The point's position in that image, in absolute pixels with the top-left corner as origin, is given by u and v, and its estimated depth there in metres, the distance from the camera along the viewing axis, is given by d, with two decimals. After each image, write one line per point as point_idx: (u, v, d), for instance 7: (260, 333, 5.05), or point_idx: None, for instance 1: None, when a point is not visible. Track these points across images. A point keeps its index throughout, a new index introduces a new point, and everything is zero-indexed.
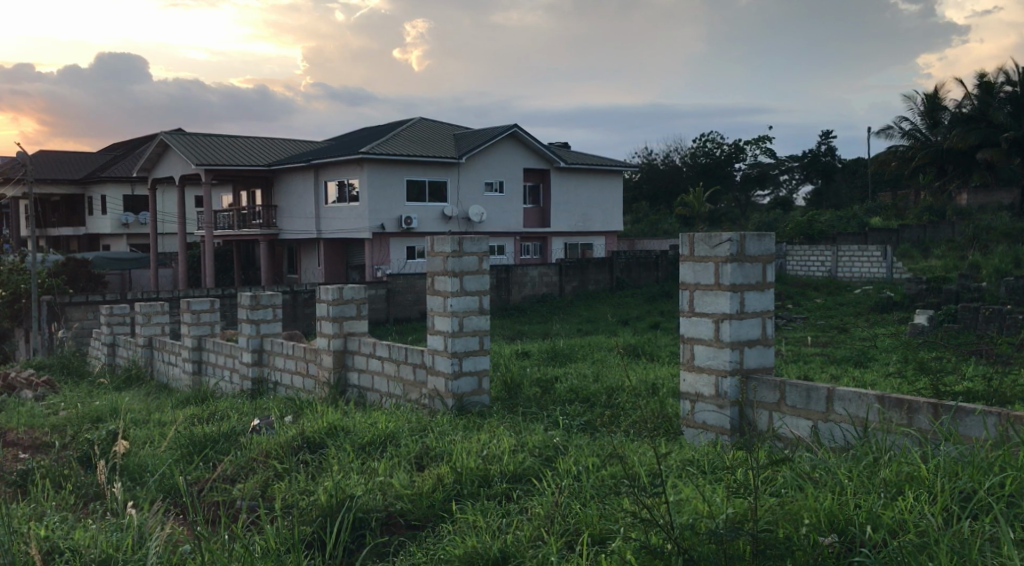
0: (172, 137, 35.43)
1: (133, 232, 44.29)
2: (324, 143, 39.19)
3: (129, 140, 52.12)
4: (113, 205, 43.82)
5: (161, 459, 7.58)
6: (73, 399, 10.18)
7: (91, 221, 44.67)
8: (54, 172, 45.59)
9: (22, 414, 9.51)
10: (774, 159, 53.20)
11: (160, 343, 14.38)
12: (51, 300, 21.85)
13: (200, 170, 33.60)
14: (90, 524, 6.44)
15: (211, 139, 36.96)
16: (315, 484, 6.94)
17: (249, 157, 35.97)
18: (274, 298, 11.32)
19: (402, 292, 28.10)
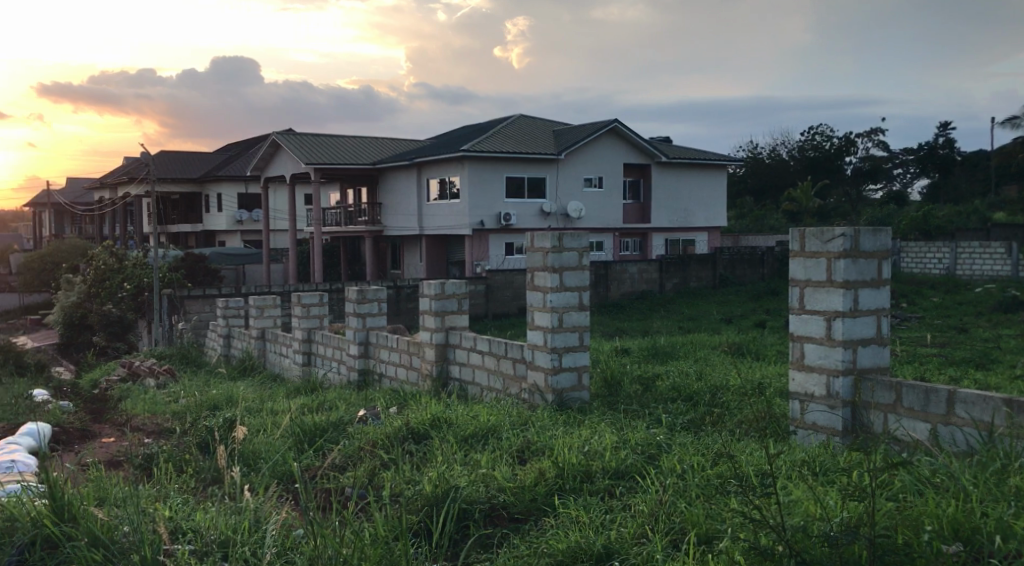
0: (284, 137, 36.72)
1: (247, 228, 46.20)
2: (426, 142, 39.91)
3: (243, 141, 54.29)
4: (229, 203, 45.89)
5: (275, 446, 7.84)
6: (191, 386, 10.63)
7: (208, 218, 46.80)
8: (174, 171, 47.96)
9: (144, 401, 9.98)
10: (887, 151, 51.06)
11: (273, 335, 14.88)
12: (171, 294, 22.92)
13: (310, 169, 34.75)
14: (210, 506, 6.84)
15: (320, 138, 38.16)
16: (419, 474, 7.13)
17: (354, 155, 36.95)
18: (380, 292, 11.55)
19: (501, 287, 28.38)
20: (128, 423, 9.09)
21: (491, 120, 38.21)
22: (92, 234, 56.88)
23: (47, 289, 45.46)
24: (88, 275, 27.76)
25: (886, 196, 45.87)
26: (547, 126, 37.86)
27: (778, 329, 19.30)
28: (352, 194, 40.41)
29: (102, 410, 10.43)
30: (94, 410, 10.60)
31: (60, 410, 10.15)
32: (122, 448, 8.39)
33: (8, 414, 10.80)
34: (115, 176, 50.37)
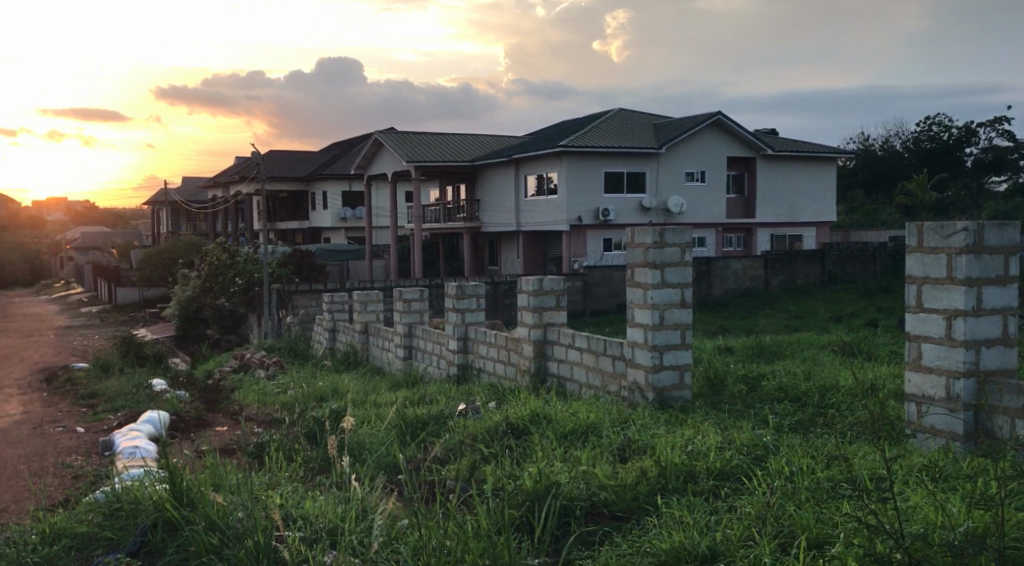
0: (386, 136, 37.57)
1: (351, 226, 47.55)
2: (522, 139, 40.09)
3: (347, 141, 55.86)
4: (333, 201, 47.33)
5: (379, 438, 8.02)
6: (299, 377, 11.00)
7: (314, 215, 48.38)
8: (282, 171, 49.78)
9: (255, 392, 10.38)
10: (1013, 141, 48.27)
11: (375, 330, 15.16)
12: (280, 289, 23.78)
13: (411, 166, 35.50)
14: (318, 496, 7.06)
15: (420, 137, 38.89)
16: (520, 469, 7.15)
17: (454, 153, 37.54)
18: (478, 288, 11.66)
19: (599, 283, 28.28)
20: (241, 412, 9.46)
21: (590, 115, 38.06)
22: (205, 230, 59.50)
23: (165, 284, 47.88)
24: (202, 270, 29.12)
25: (1010, 188, 43.38)
26: (647, 120, 37.44)
27: (892, 328, 18.54)
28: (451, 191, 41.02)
29: (216, 400, 10.92)
30: (209, 400, 11.10)
31: (178, 399, 10.70)
32: (236, 437, 8.76)
33: (133, 401, 11.43)
34: (227, 175, 52.61)
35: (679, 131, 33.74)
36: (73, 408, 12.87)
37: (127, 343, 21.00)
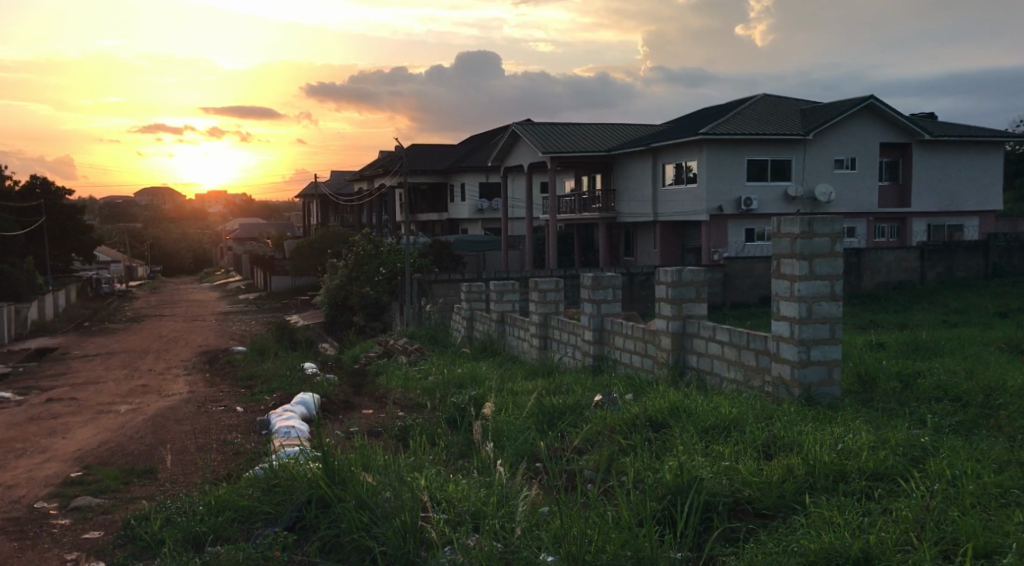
0: (523, 128, 38.02)
1: (487, 216, 48.69)
2: (659, 128, 39.58)
3: (484, 134, 56.92)
4: (472, 192, 48.65)
5: (519, 426, 8.13)
6: (439, 363, 11.33)
7: (452, 207, 49.74)
8: (422, 163, 51.43)
9: (398, 377, 10.78)
10: None
11: (512, 319, 15.31)
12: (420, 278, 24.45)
13: (547, 157, 35.99)
14: (461, 480, 7.26)
15: (557, 127, 39.17)
16: (660, 462, 7.08)
17: (591, 143, 37.72)
18: (614, 278, 11.61)
19: (740, 275, 27.66)
20: (385, 398, 9.82)
21: (732, 102, 37.06)
22: (349, 222, 62.09)
23: (314, 273, 50.35)
24: (348, 260, 30.45)
25: None
26: (793, 106, 36.09)
27: None
28: (587, 180, 41.22)
29: (362, 384, 11.41)
30: (355, 384, 11.60)
31: (326, 382, 11.26)
32: (383, 421, 9.13)
33: (286, 384, 12.12)
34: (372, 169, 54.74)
35: (827, 116, 32.33)
36: (234, 388, 13.79)
37: (282, 328, 22.23)
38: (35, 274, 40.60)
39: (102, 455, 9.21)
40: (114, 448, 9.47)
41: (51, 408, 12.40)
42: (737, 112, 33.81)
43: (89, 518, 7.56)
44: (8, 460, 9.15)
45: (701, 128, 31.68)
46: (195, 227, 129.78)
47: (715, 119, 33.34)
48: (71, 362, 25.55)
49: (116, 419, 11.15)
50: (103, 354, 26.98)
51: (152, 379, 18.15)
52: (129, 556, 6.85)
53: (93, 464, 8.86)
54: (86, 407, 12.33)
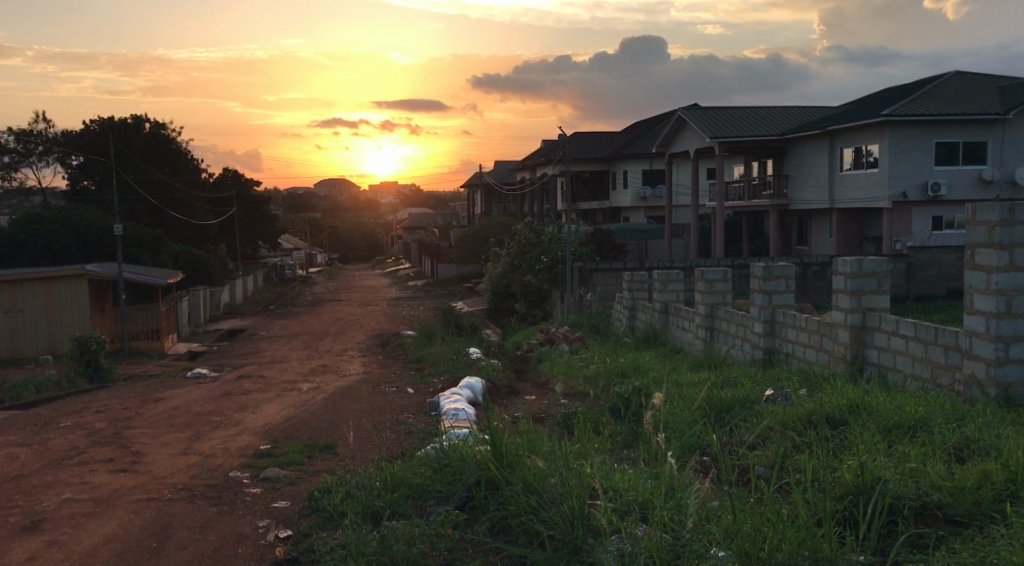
0: (690, 112, 37.29)
1: (651, 204, 48.43)
2: (834, 111, 37.71)
3: (648, 120, 56.22)
4: (635, 179, 48.52)
5: (686, 419, 8.02)
6: (602, 352, 11.33)
7: (615, 194, 49.75)
8: (585, 151, 51.62)
9: (562, 365, 10.89)
10: None
11: (676, 309, 15.03)
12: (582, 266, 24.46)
13: (715, 143, 35.17)
14: (627, 470, 7.24)
15: (726, 111, 38.12)
16: (839, 461, 6.76)
17: (762, 127, 36.53)
18: (786, 268, 11.17)
19: (926, 266, 26.06)
20: (550, 386, 9.96)
21: (919, 81, 34.68)
22: (512, 210, 62.90)
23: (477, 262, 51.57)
24: (511, 248, 31.06)
25: None
26: (990, 82, 33.29)
27: None
28: (757, 165, 39.78)
29: (527, 372, 11.61)
30: (518, 371, 11.84)
31: (491, 368, 11.57)
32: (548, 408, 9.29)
33: (453, 367, 12.57)
34: (536, 157, 54.99)
35: None
36: (404, 370, 14.43)
37: (449, 315, 22.98)
38: (227, 260, 44.12)
39: (287, 429, 9.89)
40: (297, 423, 10.14)
41: (243, 384, 13.45)
42: (921, 92, 31.62)
43: (278, 488, 8.16)
44: (207, 431, 9.99)
45: (885, 109, 29.93)
46: (368, 217, 136.13)
47: (901, 99, 31.36)
48: (258, 342, 27.59)
49: (299, 396, 11.93)
50: (287, 335, 28.95)
51: (330, 360, 19.32)
52: (315, 526, 7.35)
53: (279, 438, 9.51)
54: (274, 384, 13.27)
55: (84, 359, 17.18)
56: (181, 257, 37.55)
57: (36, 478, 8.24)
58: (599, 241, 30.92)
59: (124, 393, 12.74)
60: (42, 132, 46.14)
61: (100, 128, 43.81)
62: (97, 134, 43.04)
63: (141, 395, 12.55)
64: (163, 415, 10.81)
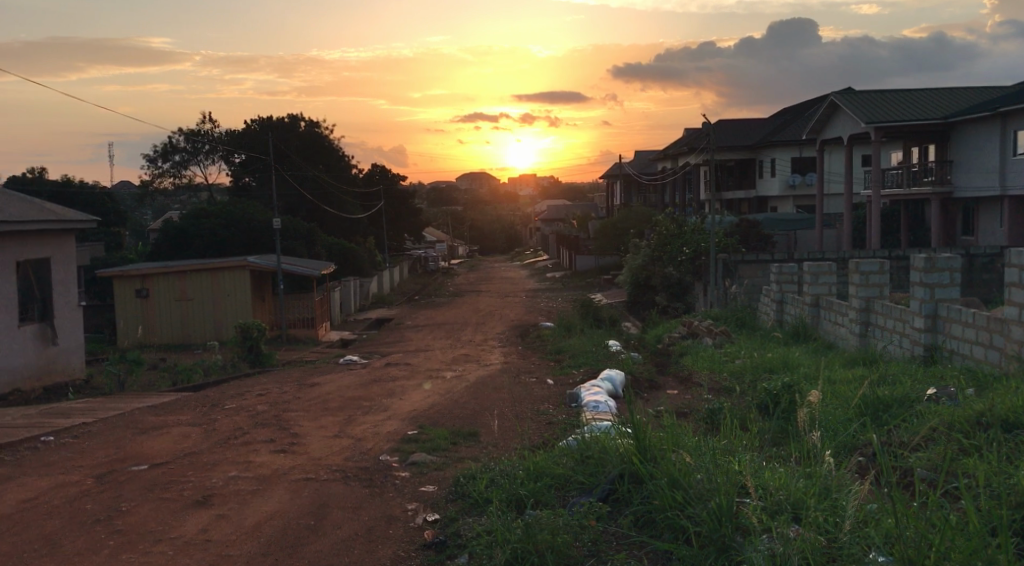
0: (843, 97, 35.26)
1: (799, 193, 46.67)
2: (1006, 91, 34.97)
3: (795, 106, 54.00)
4: (781, 167, 46.91)
5: (841, 418, 7.70)
6: (747, 346, 11.06)
7: (761, 183, 48.34)
8: (731, 139, 50.32)
9: (705, 359, 10.72)
10: None
11: (827, 303, 14.46)
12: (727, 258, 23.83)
13: (871, 128, 33.14)
14: (777, 468, 7.02)
15: (884, 94, 35.79)
16: (1014, 467, 6.28)
17: (923, 110, 34.11)
18: (952, 260, 10.49)
19: None
20: (695, 381, 9.80)
21: None
22: (654, 201, 61.91)
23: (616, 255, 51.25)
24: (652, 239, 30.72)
25: None
26: None
27: None
28: (918, 151, 37.49)
29: (670, 366, 11.47)
30: (660, 365, 11.75)
31: (631, 361, 11.51)
32: (691, 404, 9.17)
33: (593, 359, 12.61)
34: (679, 145, 53.95)
35: None
36: (543, 361, 14.59)
37: (588, 306, 23.05)
38: (373, 252, 45.93)
39: (433, 416, 10.18)
40: (442, 410, 10.43)
41: (391, 371, 13.99)
42: None
43: (425, 473, 8.44)
44: (359, 415, 10.43)
45: None
46: (508, 210, 138.02)
47: None
48: (404, 331, 28.59)
49: (443, 384, 12.26)
50: (430, 325, 29.83)
51: (472, 349, 19.80)
52: (461, 512, 7.55)
53: (425, 424, 9.81)
54: (419, 372, 13.72)
55: (248, 345, 18.37)
56: (332, 250, 39.42)
57: (206, 455, 8.85)
58: (745, 231, 30.06)
59: (282, 378, 13.52)
60: (209, 132, 49.86)
61: (260, 127, 47.18)
62: (257, 133, 46.52)
63: (298, 380, 13.28)
64: (318, 399, 11.37)
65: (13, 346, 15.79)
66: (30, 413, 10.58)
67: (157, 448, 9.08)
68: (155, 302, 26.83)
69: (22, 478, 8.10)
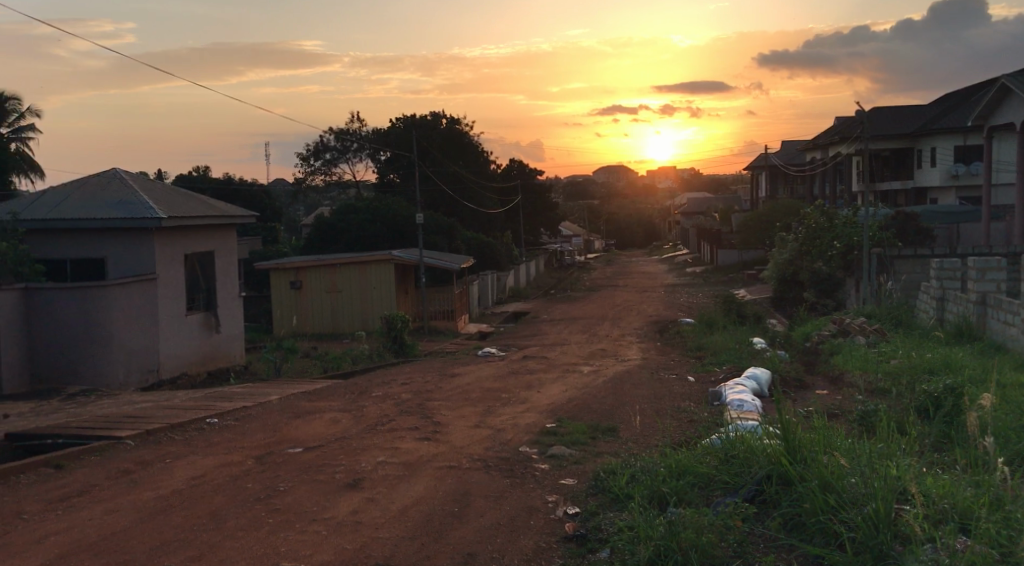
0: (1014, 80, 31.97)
1: (964, 183, 43.89)
2: None
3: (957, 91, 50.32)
4: (943, 155, 44.15)
5: (1012, 426, 7.18)
6: (904, 346, 10.55)
7: (920, 173, 45.91)
8: (886, 127, 47.62)
9: (857, 360, 10.33)
10: None
11: (996, 301, 13.50)
12: (882, 251, 22.62)
13: None
14: (940, 474, 6.60)
15: None
16: None
17: None
18: None
19: None
20: (847, 382, 9.45)
21: None
22: (800, 193, 59.46)
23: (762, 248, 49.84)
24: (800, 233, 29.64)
25: None
26: None
27: None
28: None
29: (819, 367, 11.04)
30: (807, 364, 11.38)
31: (778, 360, 11.14)
32: (842, 407, 8.86)
33: (737, 356, 12.32)
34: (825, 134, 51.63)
35: None
36: (684, 358, 14.36)
37: (731, 302, 22.51)
38: (510, 247, 46.49)
39: (572, 409, 10.22)
40: (581, 404, 10.45)
41: (529, 363, 14.16)
42: None
43: (565, 466, 8.48)
44: (498, 406, 10.60)
45: None
46: (645, 203, 136.65)
47: None
48: (540, 325, 28.85)
49: (581, 379, 12.27)
50: (567, 319, 29.94)
51: (609, 344, 19.76)
52: (602, 506, 7.53)
53: (564, 418, 9.87)
54: (556, 366, 13.78)
55: (393, 335, 19.04)
56: (471, 244, 40.17)
57: (355, 441, 9.22)
58: (901, 224, 28.35)
59: (424, 368, 13.94)
60: (355, 131, 52.03)
61: (404, 125, 49.25)
62: (402, 131, 48.49)
63: (439, 370, 13.65)
64: (459, 389, 11.63)
65: (182, 333, 17.04)
66: (198, 395, 11.37)
67: (310, 432, 9.54)
68: (307, 293, 28.15)
69: (191, 457, 8.69)
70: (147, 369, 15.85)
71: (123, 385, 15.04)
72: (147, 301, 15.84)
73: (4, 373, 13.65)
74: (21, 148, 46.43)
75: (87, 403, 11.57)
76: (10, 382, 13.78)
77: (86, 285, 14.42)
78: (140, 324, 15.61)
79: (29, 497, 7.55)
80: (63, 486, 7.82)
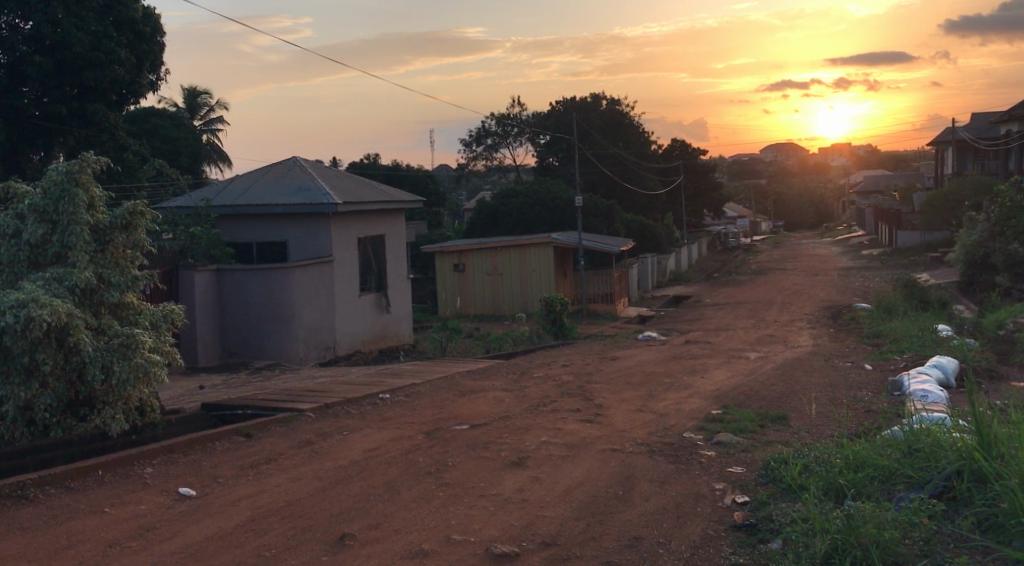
0: None
1: None
2: None
3: None
4: None
5: None
6: None
7: None
8: None
9: None
10: None
11: None
12: None
13: None
14: None
15: None
16: None
17: None
18: None
19: None
20: None
21: None
22: (990, 167, 54.55)
23: (947, 229, 46.36)
24: (991, 213, 27.44)
25: None
26: None
27: None
28: None
29: (1016, 361, 10.17)
30: (1004, 355, 10.69)
31: (966, 351, 10.37)
32: None
33: (920, 344, 11.69)
34: None
35: None
36: (863, 345, 13.71)
37: (912, 287, 21.15)
38: (670, 229, 45.86)
39: (739, 396, 9.97)
40: (748, 391, 10.18)
41: (694, 348, 13.94)
42: None
43: (732, 454, 8.30)
44: (660, 391, 10.48)
45: None
46: (813, 182, 130.45)
47: None
48: (703, 309, 28.26)
49: (748, 364, 11.97)
50: (730, 303, 29.21)
51: (778, 330, 19.08)
52: (773, 496, 7.28)
53: (730, 404, 9.65)
54: (722, 351, 13.46)
55: (552, 318, 19.26)
56: (631, 227, 39.93)
57: (519, 420, 9.38)
58: None
59: (586, 351, 14.04)
60: (516, 115, 52.88)
61: (564, 107, 49.90)
62: (562, 114, 49.14)
63: (599, 353, 13.68)
64: (621, 373, 11.61)
65: (356, 312, 17.95)
66: (371, 371, 11.95)
67: (476, 410, 9.79)
68: (470, 276, 29.04)
69: (367, 430, 9.14)
70: (325, 345, 16.83)
71: (304, 359, 16.03)
72: (324, 281, 16.77)
73: (199, 349, 14.94)
74: (211, 139, 50.52)
75: (272, 377, 12.43)
76: (204, 356, 15.05)
77: (269, 266, 15.45)
78: (318, 303, 16.56)
79: (223, 462, 8.17)
80: (253, 454, 8.42)
